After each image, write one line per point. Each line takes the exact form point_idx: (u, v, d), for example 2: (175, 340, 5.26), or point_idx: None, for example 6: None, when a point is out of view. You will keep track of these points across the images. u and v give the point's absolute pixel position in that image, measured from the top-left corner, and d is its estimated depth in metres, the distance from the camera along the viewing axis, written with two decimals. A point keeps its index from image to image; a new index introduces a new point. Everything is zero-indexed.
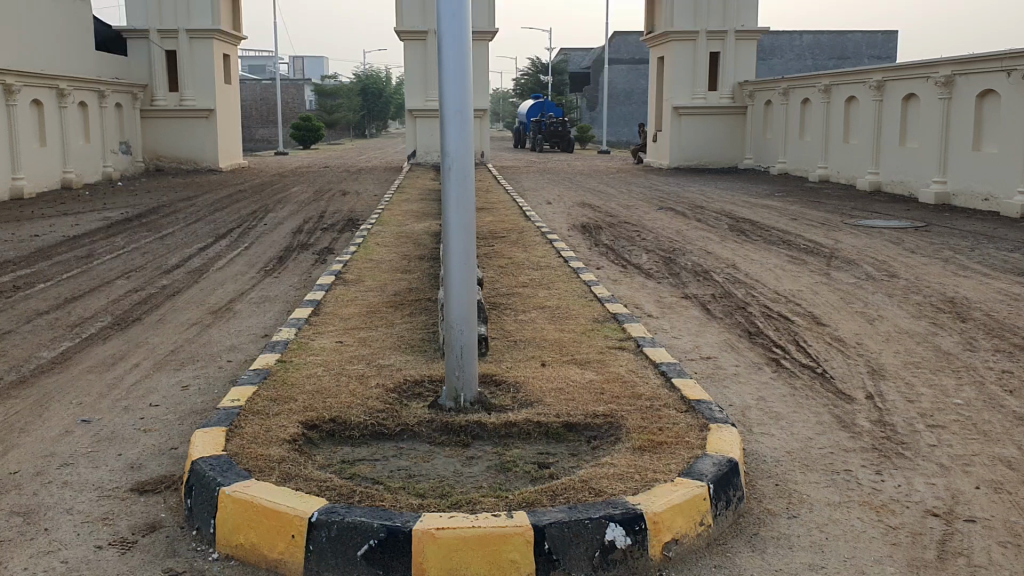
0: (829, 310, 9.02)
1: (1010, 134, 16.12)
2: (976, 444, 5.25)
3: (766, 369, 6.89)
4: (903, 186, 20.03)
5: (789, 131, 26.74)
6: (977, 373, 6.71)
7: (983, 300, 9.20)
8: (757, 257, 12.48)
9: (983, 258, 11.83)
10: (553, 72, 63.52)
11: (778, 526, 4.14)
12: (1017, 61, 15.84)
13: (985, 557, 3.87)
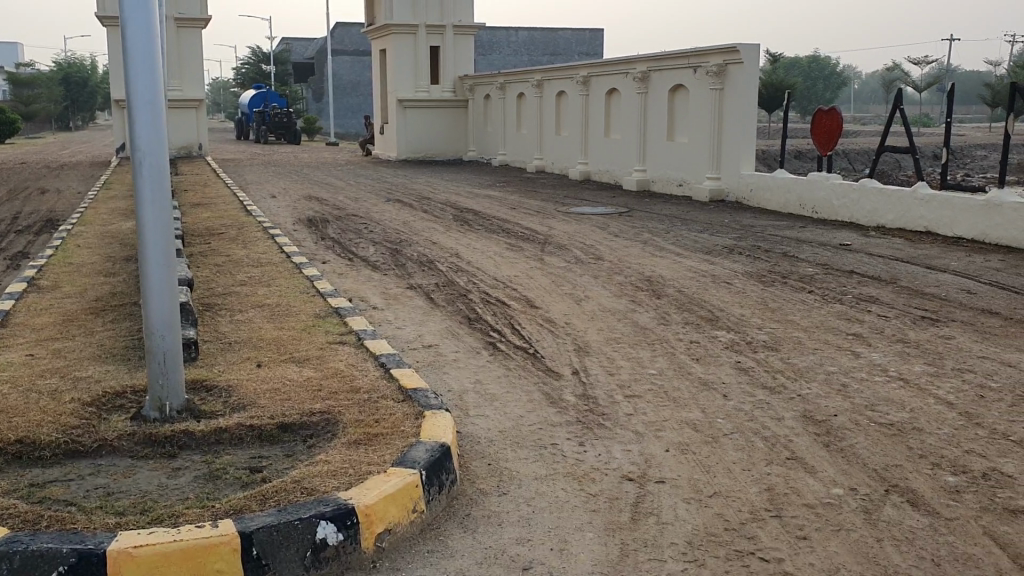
0: (543, 293, 9.49)
1: (698, 126, 17.65)
2: (666, 410, 5.74)
3: (484, 353, 7.13)
4: (609, 175, 21.41)
5: (507, 123, 27.73)
6: (670, 344, 7.33)
7: (675, 277, 10.06)
8: (479, 245, 12.87)
9: (676, 239, 12.95)
10: (276, 62, 61.78)
11: (489, 505, 4.30)
12: (700, 59, 17.37)
13: (670, 514, 4.25)
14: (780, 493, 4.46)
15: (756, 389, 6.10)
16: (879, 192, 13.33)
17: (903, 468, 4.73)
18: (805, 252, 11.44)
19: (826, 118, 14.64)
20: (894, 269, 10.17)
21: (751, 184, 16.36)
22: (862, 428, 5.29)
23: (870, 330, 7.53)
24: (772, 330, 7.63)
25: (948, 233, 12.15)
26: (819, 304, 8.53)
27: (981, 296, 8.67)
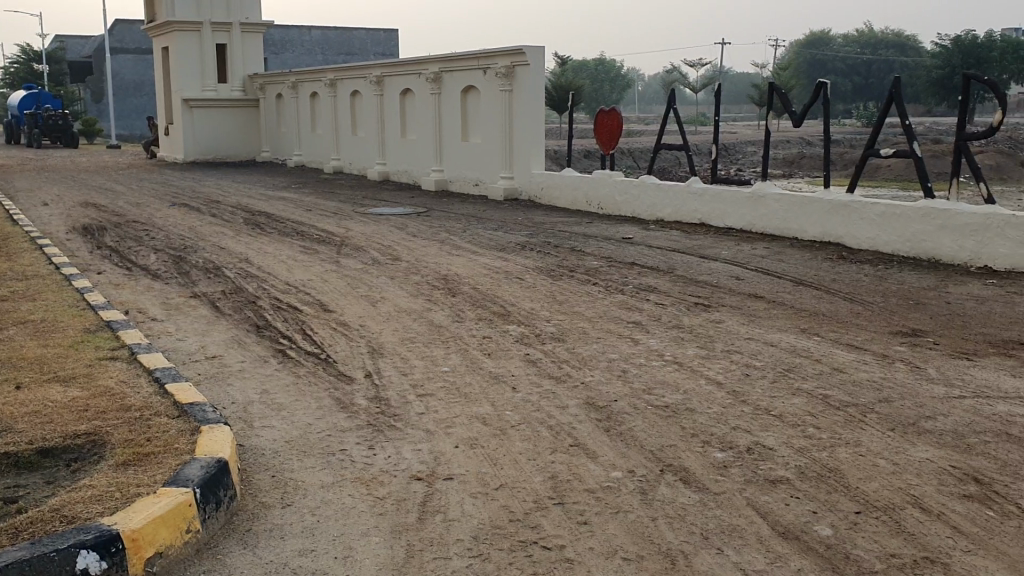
0: (335, 296, 9.32)
1: (491, 127, 17.93)
2: (457, 406, 5.78)
3: (272, 361, 6.92)
4: (407, 175, 21.38)
5: (301, 123, 27.11)
6: (462, 341, 7.38)
7: (470, 275, 10.16)
8: (270, 249, 12.49)
9: (471, 237, 13.10)
10: (48, 61, 57.53)
11: (271, 518, 4.16)
12: (490, 60, 17.63)
13: (457, 510, 4.28)
14: (563, 480, 4.59)
15: (543, 379, 6.25)
16: (657, 188, 14.03)
17: (677, 447, 4.97)
18: (592, 246, 11.85)
19: (607, 118, 15.23)
20: (672, 259, 10.71)
21: (541, 182, 16.79)
22: (640, 412, 5.52)
23: (649, 318, 7.89)
24: (560, 322, 7.85)
25: (720, 225, 12.94)
26: (604, 295, 8.85)
27: (748, 282, 9.28)
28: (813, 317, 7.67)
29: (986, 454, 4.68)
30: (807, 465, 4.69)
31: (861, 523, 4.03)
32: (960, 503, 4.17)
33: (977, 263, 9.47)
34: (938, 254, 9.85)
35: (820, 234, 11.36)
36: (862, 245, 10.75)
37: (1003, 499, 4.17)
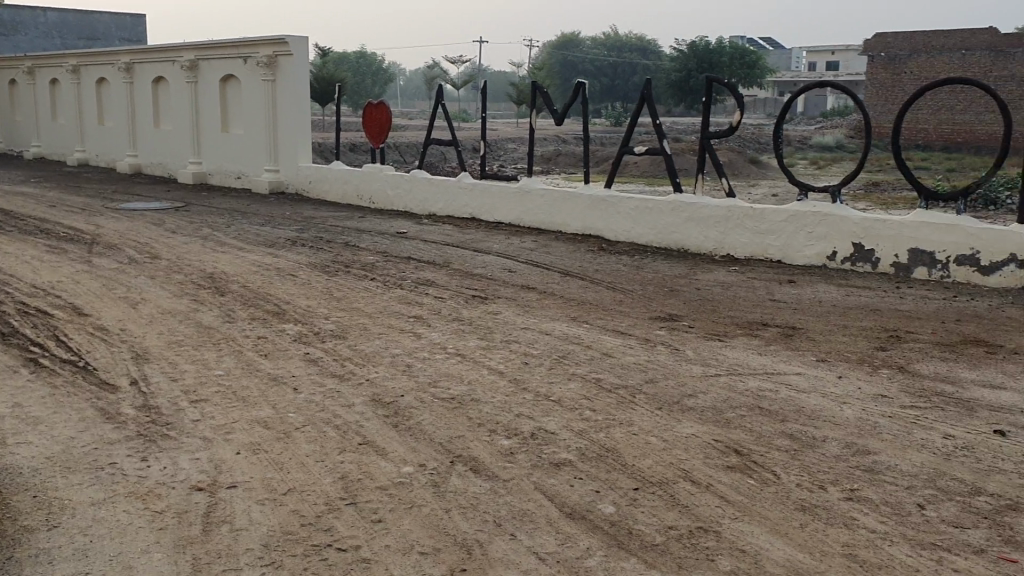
0: (90, 298, 8.66)
1: (254, 118, 17.29)
2: (236, 410, 5.55)
3: (23, 371, 6.33)
4: (162, 168, 20.21)
5: (39, 112, 24.93)
6: (237, 342, 7.08)
7: (239, 272, 9.78)
8: (10, 248, 11.41)
9: (238, 233, 12.60)
10: None
11: (36, 543, 3.82)
12: (251, 49, 17.02)
13: (245, 519, 4.11)
14: (353, 480, 4.52)
15: (325, 378, 6.13)
16: (427, 183, 14.13)
17: (465, 438, 4.98)
18: (365, 241, 11.75)
19: (375, 111, 15.15)
20: (446, 253, 10.81)
21: (309, 176, 16.42)
22: (427, 406, 5.53)
23: (427, 312, 7.92)
24: (339, 319, 7.71)
25: (490, 219, 13.22)
26: (380, 291, 8.80)
27: (520, 274, 9.53)
28: (583, 306, 7.97)
29: (744, 427, 4.88)
30: (588, 446, 4.75)
31: (641, 500, 4.08)
32: (726, 474, 4.28)
33: (722, 252, 10.20)
34: (688, 244, 10.53)
35: (582, 227, 11.85)
36: (621, 237, 11.32)
37: (762, 467, 4.34)
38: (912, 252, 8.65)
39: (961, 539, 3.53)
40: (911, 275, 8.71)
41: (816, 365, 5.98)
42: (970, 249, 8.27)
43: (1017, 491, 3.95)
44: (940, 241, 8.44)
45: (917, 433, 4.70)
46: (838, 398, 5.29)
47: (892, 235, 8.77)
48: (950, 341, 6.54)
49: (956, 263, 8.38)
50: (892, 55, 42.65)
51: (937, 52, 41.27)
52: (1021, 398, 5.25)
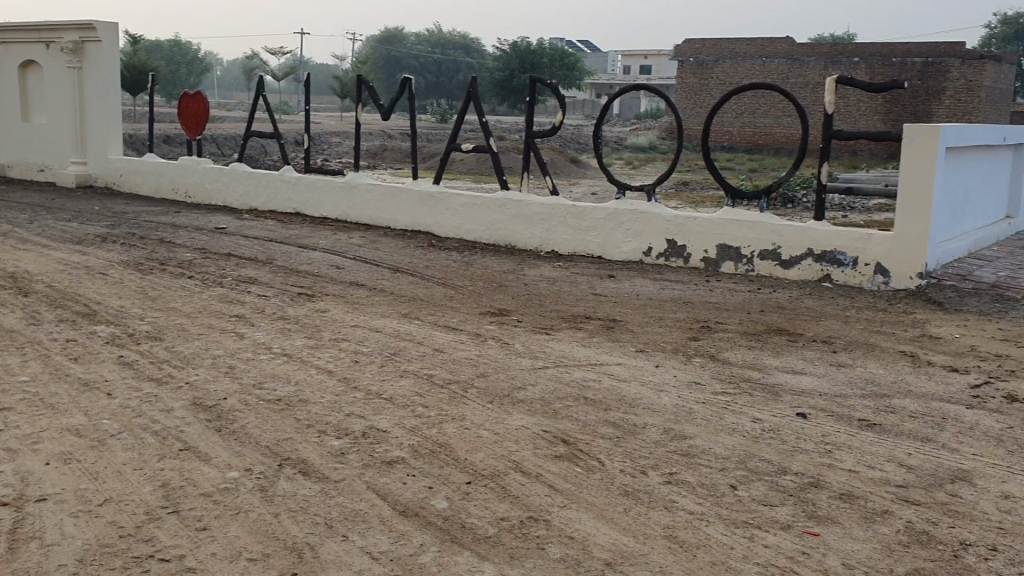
0: None
1: (57, 108, 16.22)
2: (44, 419, 5.21)
3: None
4: None
5: None
6: (42, 346, 6.64)
7: (44, 271, 9.16)
8: None
9: (41, 229, 11.79)
10: None
11: None
12: (54, 34, 15.97)
13: (57, 534, 3.87)
14: (175, 488, 4.34)
15: (142, 382, 5.84)
16: (248, 177, 13.71)
17: (293, 440, 4.86)
18: (182, 237, 11.27)
19: (192, 102, 14.56)
20: (269, 250, 10.53)
21: (121, 169, 15.58)
22: (252, 408, 5.37)
23: (251, 310, 7.69)
24: (155, 320, 7.37)
25: (315, 214, 12.98)
26: (200, 290, 8.47)
27: (347, 271, 9.42)
28: (410, 302, 7.96)
29: (571, 417, 5.00)
30: (420, 442, 4.72)
31: (473, 493, 4.10)
32: (555, 464, 4.37)
33: (546, 248, 10.44)
34: (514, 240, 10.72)
35: (409, 223, 11.83)
36: (448, 233, 11.39)
37: (588, 455, 4.46)
38: (721, 247, 9.14)
39: (770, 516, 3.78)
40: (720, 269, 9.19)
41: (635, 356, 6.23)
42: (772, 245, 8.82)
43: (817, 468, 4.28)
44: (745, 238, 8.97)
45: (728, 417, 4.99)
46: (656, 387, 5.53)
47: (703, 231, 9.24)
48: (756, 331, 6.98)
49: (759, 257, 8.91)
50: (700, 61, 44.80)
51: (741, 58, 43.73)
52: (818, 381, 5.67)
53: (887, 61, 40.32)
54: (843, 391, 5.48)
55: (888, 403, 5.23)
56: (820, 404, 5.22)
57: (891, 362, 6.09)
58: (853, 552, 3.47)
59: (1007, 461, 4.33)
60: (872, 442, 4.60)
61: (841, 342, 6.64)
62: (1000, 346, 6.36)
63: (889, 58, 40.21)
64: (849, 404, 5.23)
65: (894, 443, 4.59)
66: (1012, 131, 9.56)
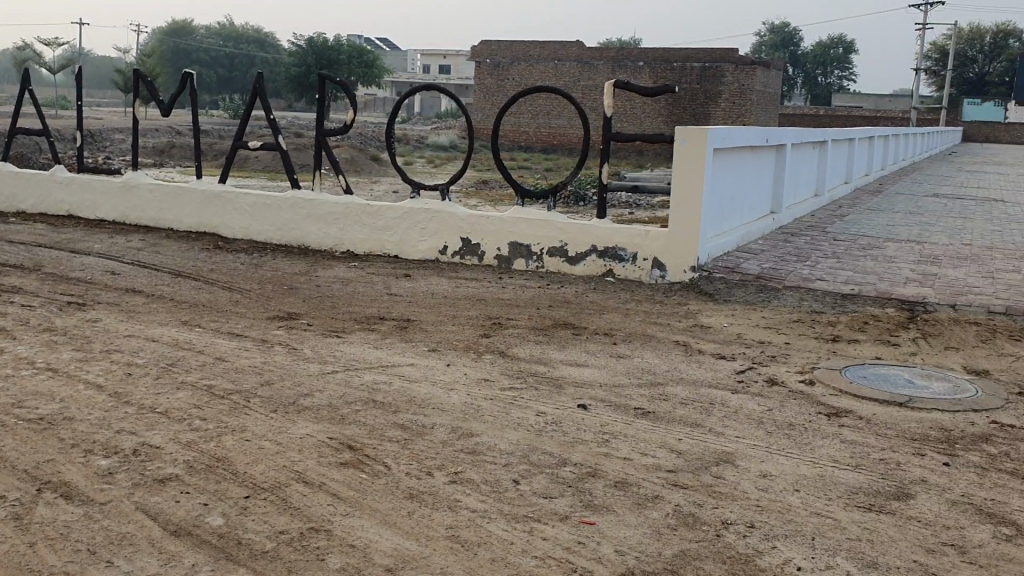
0: None
1: None
2: None
3: None
4: None
5: None
6: None
7: None
8: None
9: None
10: None
11: None
12: None
13: None
14: None
15: None
16: (16, 176, 12.66)
17: (54, 462, 4.46)
18: None
19: None
20: (36, 255, 9.74)
21: None
22: (9, 429, 4.90)
23: (13, 322, 7.08)
24: None
25: (91, 216, 12.17)
26: None
27: (126, 277, 8.86)
28: (194, 308, 7.59)
29: (357, 420, 4.88)
30: (197, 457, 4.47)
31: (251, 507, 3.92)
32: (339, 470, 4.25)
33: (340, 248, 10.26)
34: (306, 240, 10.46)
35: (195, 224, 11.29)
36: (237, 235, 10.96)
37: (373, 459, 4.37)
38: (513, 245, 9.30)
39: (549, 509, 3.86)
40: (511, 266, 9.34)
41: (426, 355, 6.19)
42: (560, 241, 9.07)
43: (596, 458, 4.42)
44: (535, 235, 9.17)
45: (515, 412, 5.06)
46: (445, 384, 5.53)
47: (495, 230, 9.36)
48: (545, 325, 7.15)
49: (549, 254, 9.14)
50: (496, 62, 45.53)
51: (535, 60, 44.83)
52: (600, 373, 5.88)
53: (668, 65, 42.57)
54: (622, 381, 5.71)
55: (662, 391, 5.50)
56: (601, 396, 5.41)
57: (666, 351, 6.40)
58: (626, 539, 3.60)
59: (765, 442, 4.64)
60: (647, 430, 4.82)
61: (622, 334, 6.92)
62: (763, 333, 6.84)
63: (671, 62, 42.49)
64: (627, 394, 5.45)
65: (666, 430, 4.82)
66: (773, 133, 10.31)
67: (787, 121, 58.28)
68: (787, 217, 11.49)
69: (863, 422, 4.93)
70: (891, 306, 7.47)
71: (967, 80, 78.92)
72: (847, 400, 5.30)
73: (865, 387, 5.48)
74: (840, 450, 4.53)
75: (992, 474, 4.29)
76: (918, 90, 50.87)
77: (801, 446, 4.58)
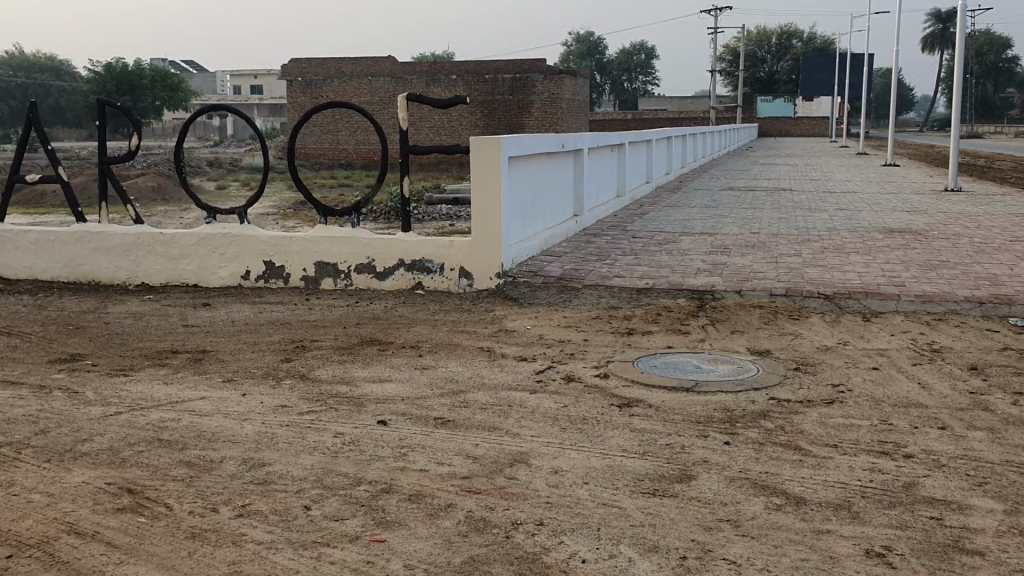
0: None
1: None
2: None
3: None
4: None
5: None
6: None
7: None
8: None
9: None
10: None
11: None
12: None
13: None
14: None
15: None
16: None
17: None
18: None
19: None
20: None
21: None
22: None
23: None
24: None
25: None
26: None
27: None
28: None
29: (140, 463, 4.60)
30: None
31: (14, 566, 3.60)
32: (116, 518, 3.98)
33: (136, 280, 9.74)
34: (97, 275, 9.88)
35: None
36: (21, 275, 10.20)
37: (154, 502, 4.12)
38: (319, 264, 9.10)
39: (339, 531, 3.76)
40: (319, 286, 9.14)
41: (221, 387, 5.94)
42: (366, 258, 8.95)
43: (391, 474, 4.35)
44: (340, 253, 9.00)
45: (311, 436, 4.92)
46: (239, 416, 5.31)
47: (299, 251, 9.14)
48: (350, 344, 7.03)
49: (356, 271, 9.00)
50: (308, 80, 44.77)
51: (348, 77, 44.39)
52: (402, 387, 5.83)
53: (481, 77, 43.25)
54: (423, 393, 5.68)
55: (463, 399, 5.50)
56: (401, 410, 5.34)
57: (470, 359, 6.42)
58: (415, 552, 3.55)
59: (559, 438, 4.72)
60: (444, 439, 4.80)
61: (428, 345, 6.90)
62: (564, 332, 6.99)
63: (483, 75, 43.19)
64: (428, 405, 5.43)
65: (464, 436, 4.83)
66: (568, 139, 10.60)
67: (599, 127, 60.45)
68: (590, 219, 11.86)
69: (653, 410, 5.10)
70: (684, 297, 7.81)
71: (760, 79, 84.30)
72: (639, 390, 5.49)
73: (657, 376, 5.69)
74: (630, 439, 4.66)
75: (767, 448, 4.53)
76: (716, 91, 53.94)
77: (592, 439, 4.69)
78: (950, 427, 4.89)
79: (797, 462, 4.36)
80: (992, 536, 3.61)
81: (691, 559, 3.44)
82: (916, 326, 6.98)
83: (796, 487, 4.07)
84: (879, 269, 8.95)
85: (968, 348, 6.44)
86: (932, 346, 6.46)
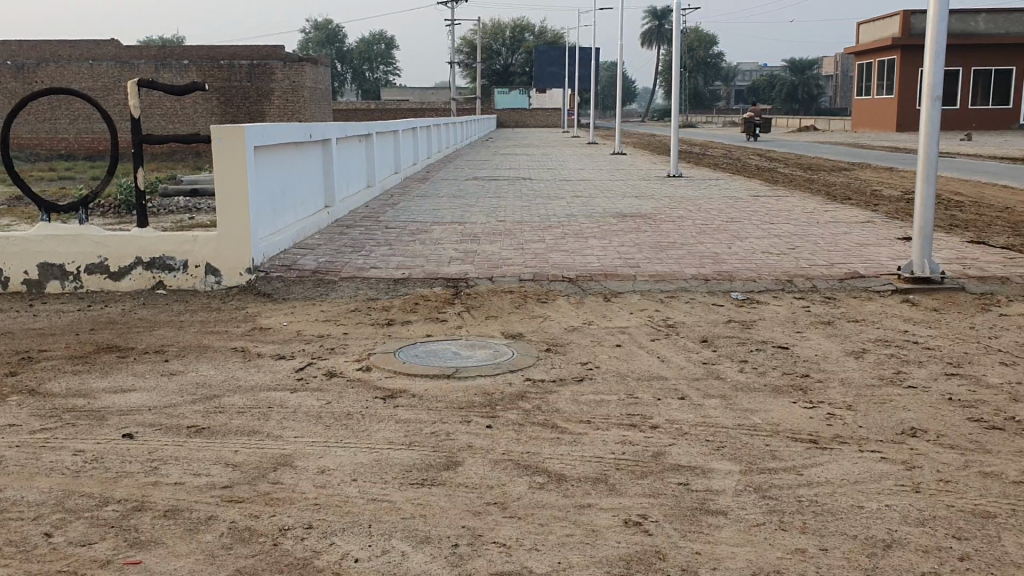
0: None
1: None
2: None
3: None
4: None
5: None
6: None
7: None
8: None
9: None
10: None
11: None
12: None
13: None
14: None
15: None
16: None
17: None
18: None
19: None
20: None
21: None
22: None
23: None
24: None
25: None
26: None
27: None
28: None
29: None
30: None
31: None
32: None
33: None
34: None
35: None
36: None
37: None
38: (43, 266, 8.31)
39: (87, 557, 3.46)
40: (43, 290, 8.36)
41: None
42: (98, 257, 8.29)
43: (142, 490, 4.07)
44: (67, 253, 8.28)
45: (46, 457, 4.49)
46: None
47: (18, 252, 8.30)
48: (85, 352, 6.49)
49: (86, 272, 8.31)
50: (18, 64, 40.84)
51: (64, 61, 40.96)
52: (149, 396, 5.46)
53: (215, 63, 41.38)
54: (173, 401, 5.35)
55: (217, 403, 5.24)
56: (148, 421, 5.00)
57: (222, 361, 6.13)
58: (175, 571, 3.34)
59: (323, 436, 4.62)
60: (200, 448, 4.55)
61: (174, 350, 6.50)
62: (321, 326, 6.84)
63: (217, 61, 41.32)
64: (179, 413, 5.12)
65: (222, 443, 4.61)
66: (315, 128, 10.35)
67: (341, 117, 59.66)
68: (341, 210, 11.69)
69: (416, 400, 5.12)
70: (438, 286, 7.88)
71: (496, 71, 86.79)
72: (400, 380, 5.48)
73: (417, 366, 5.70)
74: (395, 431, 4.65)
75: (527, 429, 4.67)
76: (455, 82, 54.93)
77: (357, 434, 4.62)
78: (688, 396, 5.27)
79: (555, 440, 4.53)
80: (731, 496, 3.93)
81: (462, 546, 3.48)
82: (653, 304, 7.47)
83: (557, 464, 4.23)
84: (617, 252, 9.48)
85: (699, 322, 6.98)
86: (668, 322, 6.94)
